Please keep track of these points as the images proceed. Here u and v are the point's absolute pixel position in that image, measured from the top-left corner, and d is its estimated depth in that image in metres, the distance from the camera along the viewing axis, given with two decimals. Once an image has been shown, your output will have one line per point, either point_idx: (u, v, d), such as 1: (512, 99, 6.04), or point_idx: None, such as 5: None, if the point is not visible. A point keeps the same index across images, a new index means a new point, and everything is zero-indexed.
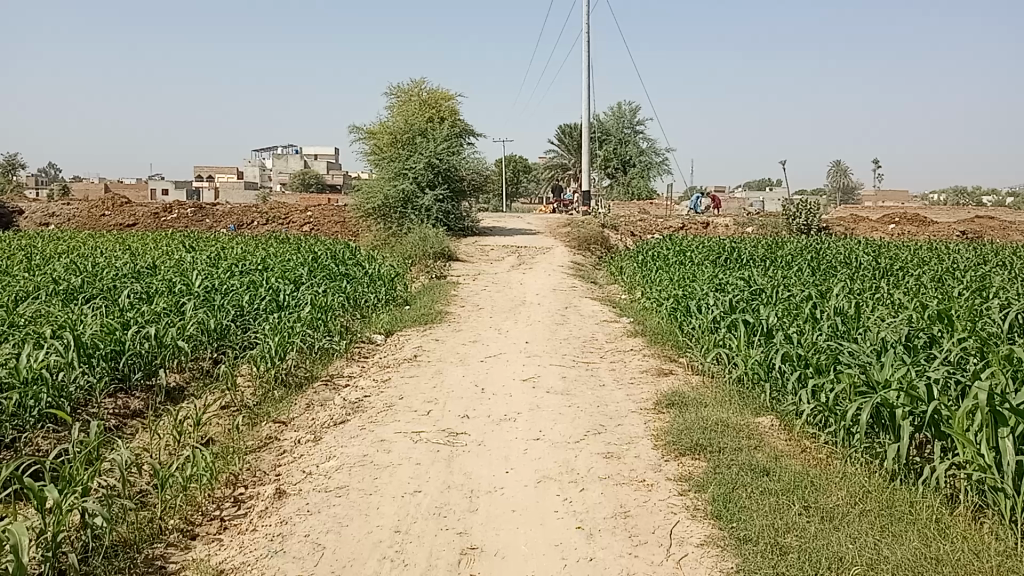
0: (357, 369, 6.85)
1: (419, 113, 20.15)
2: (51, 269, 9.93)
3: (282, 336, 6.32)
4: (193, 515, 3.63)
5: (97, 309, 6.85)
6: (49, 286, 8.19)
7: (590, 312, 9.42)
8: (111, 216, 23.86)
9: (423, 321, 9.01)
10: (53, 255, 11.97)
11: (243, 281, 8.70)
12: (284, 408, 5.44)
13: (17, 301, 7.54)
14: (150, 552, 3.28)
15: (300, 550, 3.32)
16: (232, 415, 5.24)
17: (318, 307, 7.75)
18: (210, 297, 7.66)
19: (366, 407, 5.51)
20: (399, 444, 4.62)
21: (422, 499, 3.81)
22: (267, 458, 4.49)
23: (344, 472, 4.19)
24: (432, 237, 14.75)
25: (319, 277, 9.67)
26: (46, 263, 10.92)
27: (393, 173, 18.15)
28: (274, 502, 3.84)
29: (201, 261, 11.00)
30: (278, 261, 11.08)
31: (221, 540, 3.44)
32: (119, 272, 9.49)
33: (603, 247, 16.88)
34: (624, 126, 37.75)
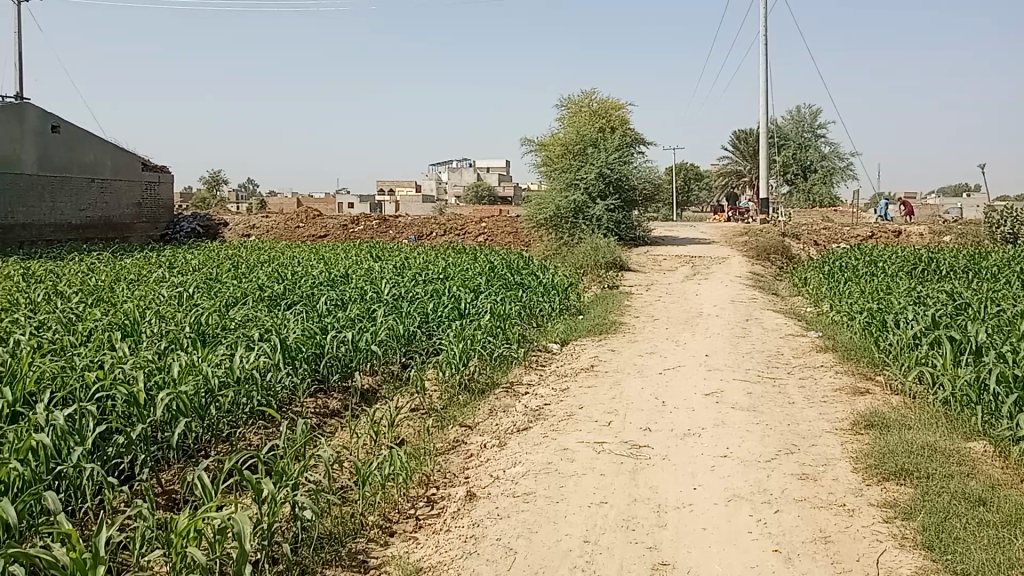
0: (535, 377, 6.97)
1: (591, 123, 20.32)
2: (256, 277, 10.78)
3: (466, 343, 6.51)
4: (391, 513, 3.82)
5: (299, 314, 7.38)
6: (256, 293, 8.90)
7: (773, 325, 9.10)
8: (305, 228, 25.66)
9: (598, 330, 9.03)
10: (258, 265, 13.02)
11: (427, 290, 9.08)
12: (469, 413, 5.63)
13: (228, 305, 8.25)
14: (354, 546, 3.47)
15: (494, 553, 3.41)
16: (422, 418, 5.47)
17: (497, 315, 7.95)
18: (398, 304, 8.06)
19: (547, 415, 5.59)
20: (583, 453, 4.65)
21: (609, 510, 3.81)
22: (455, 460, 4.64)
23: (531, 478, 4.27)
24: (604, 246, 14.78)
25: (496, 286, 9.92)
26: (251, 271, 11.88)
27: (565, 184, 18.39)
28: (466, 503, 3.96)
29: (387, 270, 11.61)
30: (458, 271, 11.48)
31: (418, 538, 3.59)
32: (316, 280, 10.17)
33: (784, 257, 16.25)
34: (804, 130, 36.40)
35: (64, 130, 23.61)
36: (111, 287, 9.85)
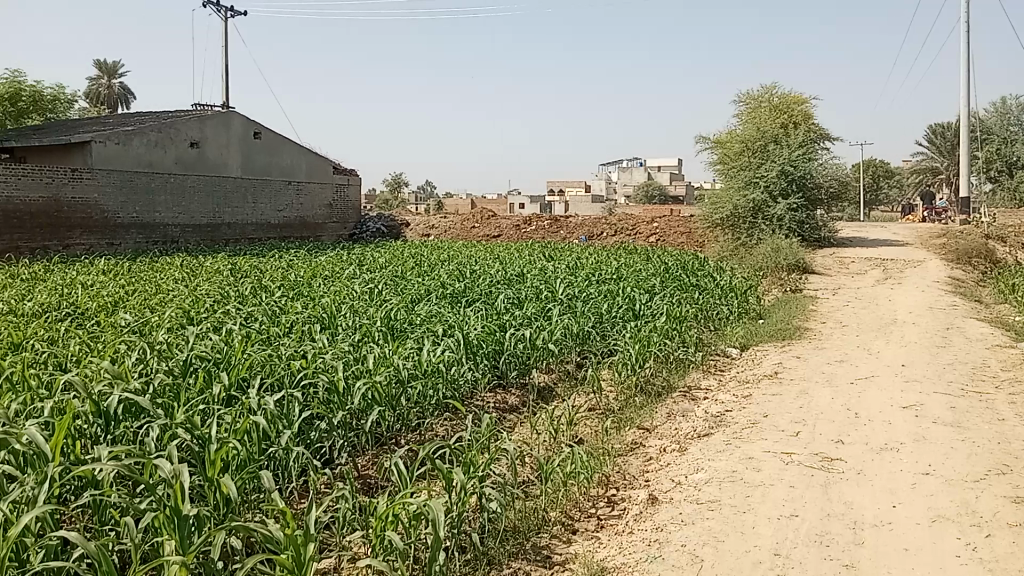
0: (715, 382, 6.81)
1: (771, 119, 19.57)
2: (437, 274, 11.21)
3: (643, 344, 6.46)
4: (573, 511, 3.86)
5: (479, 311, 7.59)
6: (438, 290, 9.25)
7: (978, 334, 8.40)
8: (481, 228, 26.38)
9: (781, 336, 8.69)
10: (438, 263, 13.53)
11: (603, 290, 9.09)
12: (648, 416, 5.58)
13: (413, 301, 8.64)
14: (538, 541, 3.54)
15: (679, 559, 3.37)
16: (601, 418, 5.48)
17: (674, 317, 7.83)
18: (574, 304, 8.12)
19: (730, 422, 5.45)
20: (770, 463, 4.50)
21: (800, 524, 3.67)
22: (635, 463, 4.62)
23: (715, 486, 4.18)
24: (786, 248, 14.20)
25: (672, 288, 9.78)
26: (432, 269, 12.36)
27: (744, 182, 17.80)
28: (648, 507, 3.94)
29: (562, 269, 11.71)
30: (633, 272, 11.40)
31: (601, 538, 3.61)
32: (494, 279, 10.44)
33: (988, 261, 14.96)
34: (1011, 122, 33.38)
35: (266, 136, 25.65)
36: (308, 283, 10.57)
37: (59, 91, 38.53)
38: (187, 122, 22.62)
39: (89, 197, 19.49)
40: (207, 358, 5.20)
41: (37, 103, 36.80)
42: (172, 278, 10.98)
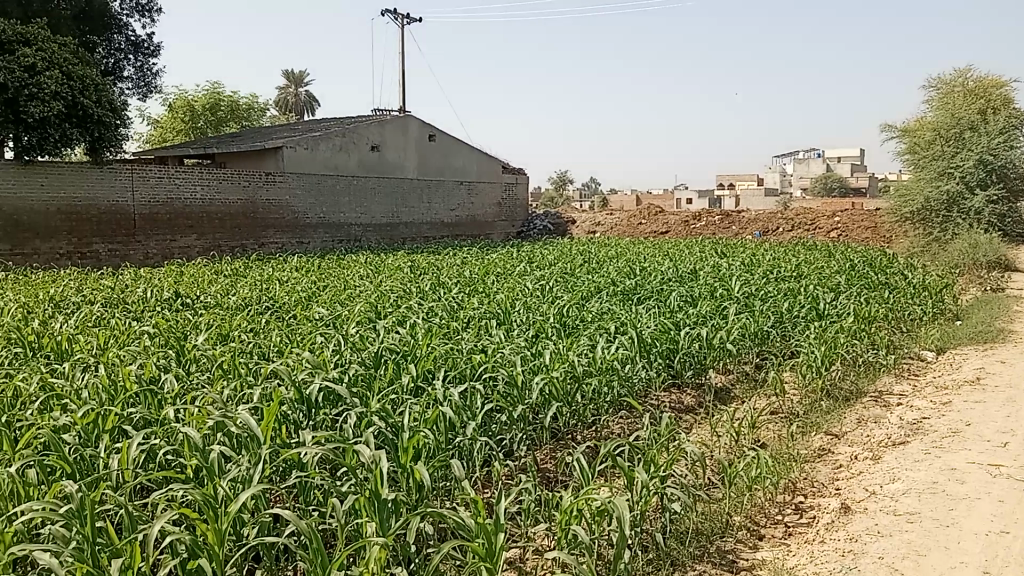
0: (908, 388, 6.38)
1: (967, 103, 18.13)
2: (608, 271, 11.21)
3: (827, 346, 6.17)
4: (758, 517, 3.75)
5: (653, 309, 7.52)
6: (610, 287, 9.24)
7: None
8: (649, 224, 26.13)
9: (982, 339, 8.04)
10: (608, 259, 13.51)
11: (782, 288, 8.75)
12: (835, 421, 5.32)
13: (585, 298, 8.68)
14: (723, 544, 3.47)
15: (877, 572, 3.19)
16: (784, 422, 5.28)
17: (862, 316, 7.42)
18: (752, 302, 7.87)
19: (927, 430, 5.10)
20: (975, 476, 4.17)
21: (1014, 542, 3.38)
22: (823, 470, 4.42)
23: (913, 497, 3.93)
24: (985, 243, 13.10)
25: (858, 285, 9.27)
26: (602, 266, 12.35)
27: (936, 173, 16.59)
28: (840, 516, 3.76)
29: (737, 267, 11.38)
30: (813, 269, 10.91)
31: (789, 546, 3.49)
32: (666, 276, 10.30)
33: None
34: None
35: (440, 139, 26.65)
36: (483, 279, 10.86)
37: (253, 100, 41.62)
38: (367, 127, 23.91)
39: (282, 199, 20.96)
40: (394, 351, 5.48)
41: (234, 112, 39.97)
42: (358, 275, 11.60)
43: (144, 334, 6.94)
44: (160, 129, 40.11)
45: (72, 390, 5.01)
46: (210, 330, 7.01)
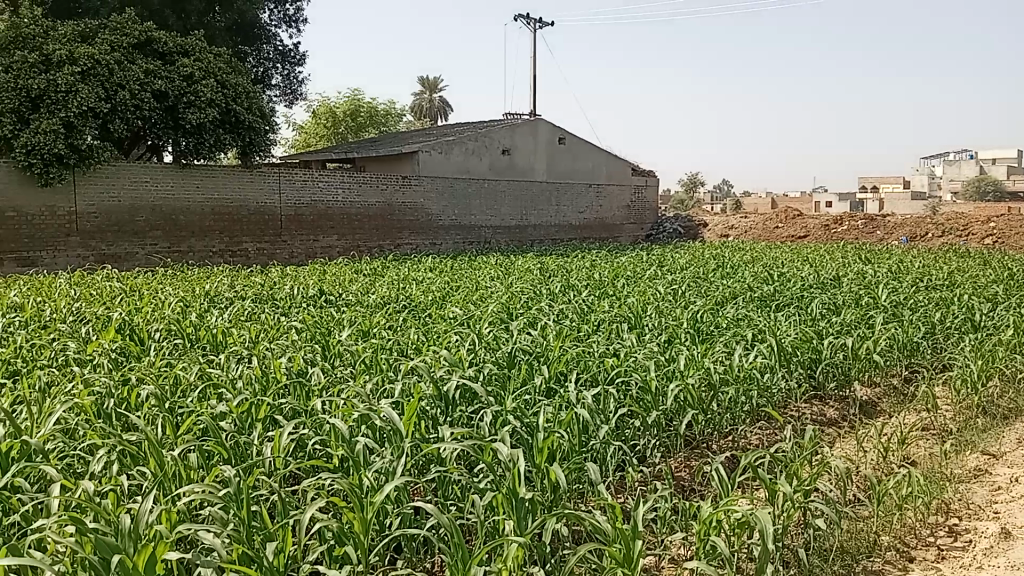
0: None
1: None
2: (744, 277, 10.92)
3: (985, 360, 5.80)
4: (908, 538, 3.57)
5: (792, 316, 7.28)
6: (746, 293, 9.01)
7: None
8: (785, 228, 25.30)
9: None
10: (743, 264, 13.18)
11: (933, 297, 8.29)
12: (993, 441, 5.00)
13: (720, 303, 8.50)
14: (869, 565, 3.32)
15: None
16: (936, 439, 5.00)
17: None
18: (900, 312, 7.49)
19: None
20: None
21: None
22: (980, 491, 4.17)
23: None
24: None
25: (1020, 296, 8.64)
26: (737, 271, 12.06)
27: None
28: (999, 542, 3.53)
29: (883, 274, 10.85)
30: (968, 277, 10.26)
31: (942, 569, 3.31)
32: (805, 282, 9.94)
33: None
34: None
35: (569, 141, 26.92)
36: (614, 282, 10.81)
37: (391, 106, 43.03)
38: (500, 132, 24.44)
39: (417, 202, 21.54)
40: (527, 351, 5.54)
41: (373, 118, 41.45)
42: (489, 276, 11.79)
43: (292, 329, 7.32)
44: (304, 134, 42.13)
45: (228, 378, 5.35)
46: (352, 326, 7.32)
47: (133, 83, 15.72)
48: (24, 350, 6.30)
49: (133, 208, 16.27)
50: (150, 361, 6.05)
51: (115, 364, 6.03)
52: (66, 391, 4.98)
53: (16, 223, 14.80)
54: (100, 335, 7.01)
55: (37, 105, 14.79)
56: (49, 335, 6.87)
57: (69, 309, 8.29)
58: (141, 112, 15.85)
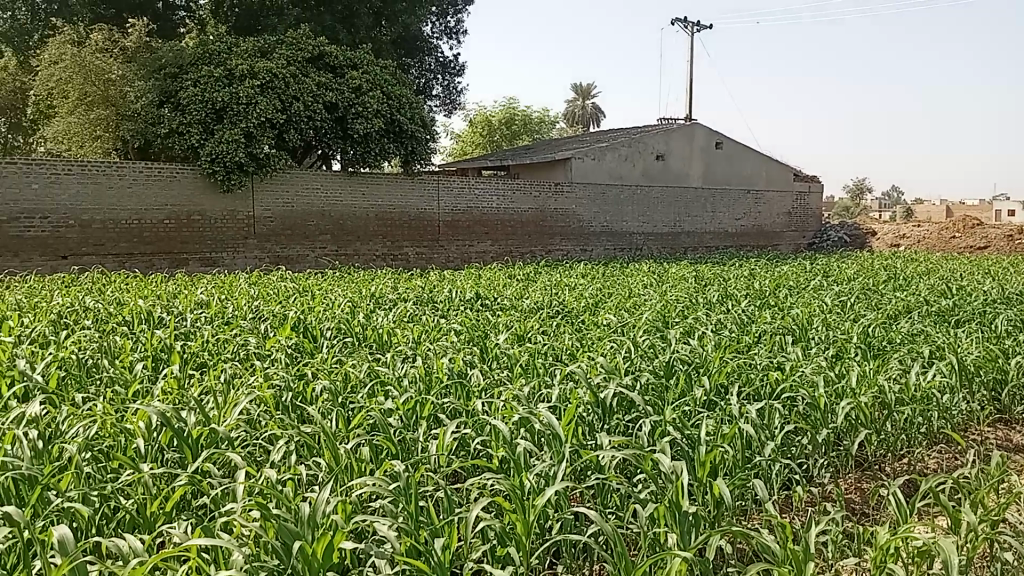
0: None
1: None
2: (917, 289, 10.29)
3: None
4: None
5: (975, 333, 6.79)
6: (921, 307, 8.49)
7: None
8: (962, 239, 23.63)
9: None
10: (916, 277, 12.42)
11: None
12: None
13: (892, 317, 8.05)
14: None
15: None
16: None
17: None
18: None
19: None
20: None
21: None
22: None
23: None
24: None
25: None
26: (909, 283, 11.38)
27: None
28: None
29: None
30: None
31: None
32: (988, 296, 9.25)
33: None
34: None
35: (727, 146, 26.07)
36: (774, 292, 10.46)
37: (545, 114, 43.50)
38: (653, 137, 24.15)
39: (569, 208, 21.63)
40: (687, 362, 5.45)
41: (527, 126, 42.05)
42: (643, 283, 11.69)
43: (451, 331, 7.55)
44: (462, 143, 43.33)
45: (394, 377, 5.57)
46: (509, 330, 7.46)
47: (307, 96, 16.76)
48: (211, 344, 6.83)
49: (304, 214, 17.24)
50: (322, 357, 6.40)
51: (291, 360, 6.42)
52: (248, 383, 5.35)
53: (201, 226, 16.08)
54: (277, 332, 7.49)
55: (221, 117, 16.07)
56: (232, 331, 7.41)
57: (249, 307, 8.90)
58: (313, 122, 16.84)
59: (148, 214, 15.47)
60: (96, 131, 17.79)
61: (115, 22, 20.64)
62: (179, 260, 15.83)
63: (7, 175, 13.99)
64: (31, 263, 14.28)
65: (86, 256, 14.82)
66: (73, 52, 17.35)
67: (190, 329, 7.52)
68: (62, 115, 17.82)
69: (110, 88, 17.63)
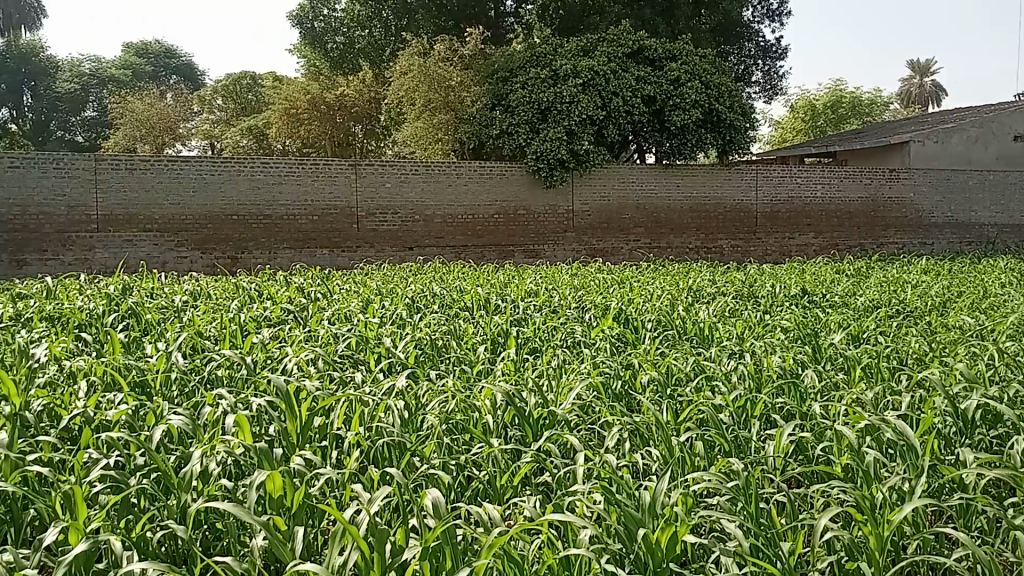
0: None
1: None
2: None
3: None
4: None
5: None
6: None
7: None
8: None
9: None
10: None
11: None
12: None
13: None
14: None
15: None
16: None
17: None
18: None
19: None
20: None
21: None
22: None
23: None
24: None
25: None
26: None
27: None
28: None
29: None
30: None
31: None
32: None
33: None
34: None
35: None
36: None
37: (877, 96, 40.22)
38: (1011, 115, 21.51)
39: (905, 196, 19.78)
40: None
41: (856, 109, 39.15)
42: (1001, 281, 10.34)
43: (778, 328, 7.24)
44: (782, 132, 41.50)
45: (721, 372, 5.48)
46: (842, 330, 6.98)
47: (627, 91, 16.94)
48: (541, 331, 7.19)
49: (620, 207, 17.58)
50: (646, 348, 6.47)
51: (616, 350, 6.57)
52: (580, 369, 5.55)
53: (526, 219, 17.08)
54: (601, 322, 7.71)
55: (546, 115, 16.92)
56: (560, 319, 7.76)
57: (573, 297, 9.25)
58: (632, 117, 17.01)
59: (480, 208, 16.77)
60: (438, 134, 19.16)
61: (454, 33, 22.52)
62: (506, 251, 16.98)
63: (368, 175, 15.99)
64: (384, 253, 16.20)
65: (428, 247, 16.47)
66: (421, 63, 19.16)
67: (522, 316, 8.00)
68: (411, 121, 19.59)
69: (450, 93, 19.14)
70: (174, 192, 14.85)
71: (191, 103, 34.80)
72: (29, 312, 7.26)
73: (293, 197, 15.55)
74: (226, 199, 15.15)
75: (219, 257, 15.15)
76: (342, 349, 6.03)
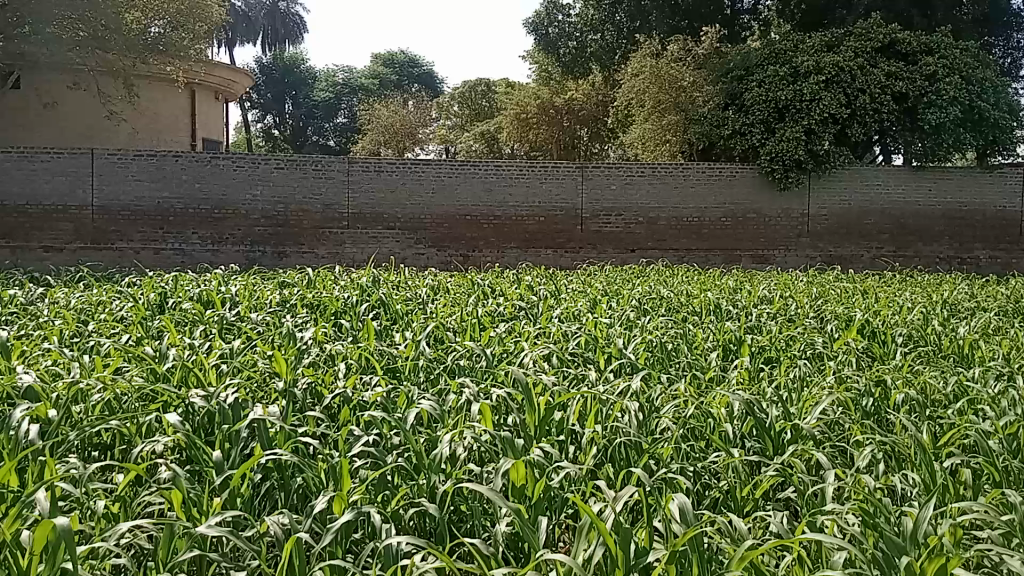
0: None
1: None
2: None
3: None
4: None
5: None
6: None
7: None
8: None
9: None
10: None
11: None
12: None
13: None
14: None
15: None
16: None
17: None
18: None
19: None
20: None
21: None
22: None
23: None
24: None
25: None
26: None
27: None
28: None
29: None
30: None
31: None
32: None
33: None
34: None
35: None
36: None
37: None
38: None
39: None
40: None
41: None
42: None
43: None
44: None
45: (989, 396, 4.94)
46: None
47: (874, 87, 15.83)
48: (778, 340, 6.87)
49: (861, 211, 16.48)
50: (897, 365, 5.99)
51: (863, 365, 6.15)
52: (824, 383, 5.23)
53: (756, 223, 16.47)
54: (845, 333, 7.24)
55: (783, 115, 16.21)
56: (797, 328, 7.39)
57: (811, 306, 8.80)
58: (879, 115, 15.86)
59: (707, 212, 16.39)
60: (667, 136, 18.87)
61: (687, 33, 22.17)
62: (733, 256, 16.45)
63: (595, 177, 16.14)
64: (607, 254, 16.25)
65: (651, 249, 16.32)
66: (653, 63, 18.87)
67: (757, 323, 7.70)
68: (639, 123, 19.50)
69: (682, 94, 18.56)
70: (415, 192, 15.76)
71: (430, 110, 36.89)
72: (294, 299, 8.01)
73: (523, 198, 16.02)
74: (460, 200, 15.89)
75: (452, 254, 15.92)
76: (575, 348, 6.10)
